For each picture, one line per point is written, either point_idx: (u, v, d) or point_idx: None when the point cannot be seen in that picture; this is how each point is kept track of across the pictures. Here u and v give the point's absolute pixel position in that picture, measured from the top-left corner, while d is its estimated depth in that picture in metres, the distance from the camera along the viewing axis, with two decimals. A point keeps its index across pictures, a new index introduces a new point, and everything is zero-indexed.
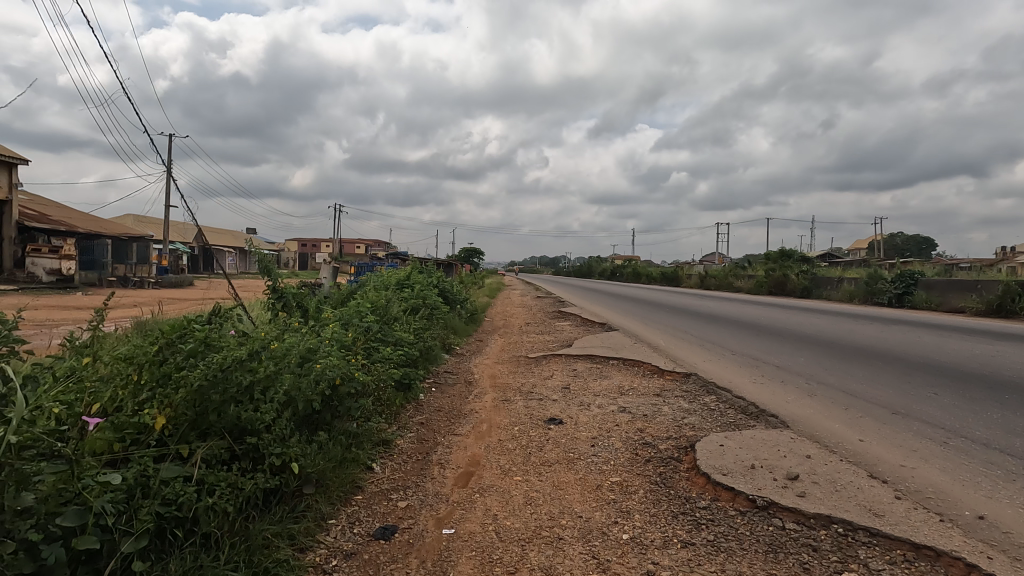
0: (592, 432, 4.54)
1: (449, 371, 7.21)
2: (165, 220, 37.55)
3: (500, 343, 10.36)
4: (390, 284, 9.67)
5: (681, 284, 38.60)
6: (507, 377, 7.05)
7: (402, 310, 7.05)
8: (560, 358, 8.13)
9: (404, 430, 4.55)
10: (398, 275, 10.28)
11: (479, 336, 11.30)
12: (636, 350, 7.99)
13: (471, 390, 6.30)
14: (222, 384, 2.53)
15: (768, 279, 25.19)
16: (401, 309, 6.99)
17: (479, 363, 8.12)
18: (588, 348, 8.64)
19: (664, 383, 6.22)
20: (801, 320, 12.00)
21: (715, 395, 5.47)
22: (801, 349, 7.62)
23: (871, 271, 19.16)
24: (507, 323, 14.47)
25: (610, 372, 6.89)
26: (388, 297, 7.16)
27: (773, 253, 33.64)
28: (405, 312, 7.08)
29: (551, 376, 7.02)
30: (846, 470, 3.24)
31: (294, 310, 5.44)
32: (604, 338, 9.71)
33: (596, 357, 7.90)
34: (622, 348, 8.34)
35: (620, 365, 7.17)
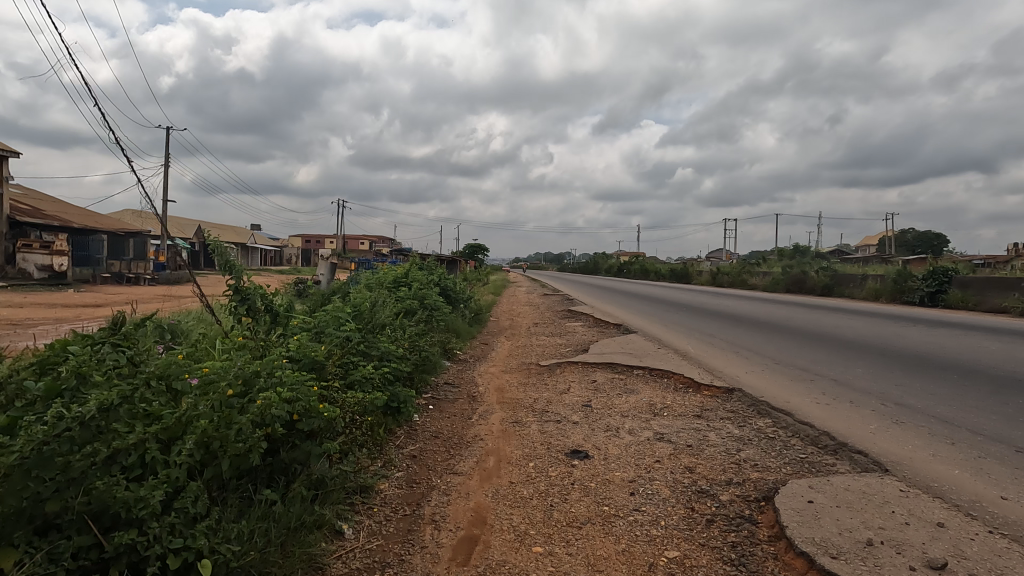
0: (628, 472, 3.58)
1: (450, 383, 6.28)
2: (164, 216, 36.78)
3: (507, 348, 9.38)
4: (385, 283, 8.70)
5: (692, 281, 37.52)
6: (517, 390, 6.10)
7: (395, 314, 6.08)
8: (575, 366, 7.18)
9: (389, 470, 3.59)
10: (394, 273, 9.30)
11: (484, 339, 10.33)
12: (664, 358, 7.01)
13: (474, 408, 5.37)
14: (63, 449, 1.69)
15: (785, 276, 24.11)
16: (393, 313, 6.02)
17: (483, 372, 7.18)
18: (607, 355, 7.68)
19: (703, 402, 5.24)
20: (835, 322, 10.99)
21: (771, 420, 4.50)
22: (853, 358, 6.64)
23: (899, 269, 18.07)
24: (514, 323, 13.52)
25: (636, 387, 5.91)
26: (378, 298, 6.22)
27: (788, 249, 32.48)
28: (397, 316, 6.11)
29: (568, 389, 6.06)
30: (1008, 553, 2.29)
31: (263, 316, 4.49)
32: (622, 342, 8.74)
33: (617, 365, 6.94)
34: (646, 355, 7.37)
35: (647, 378, 6.21)
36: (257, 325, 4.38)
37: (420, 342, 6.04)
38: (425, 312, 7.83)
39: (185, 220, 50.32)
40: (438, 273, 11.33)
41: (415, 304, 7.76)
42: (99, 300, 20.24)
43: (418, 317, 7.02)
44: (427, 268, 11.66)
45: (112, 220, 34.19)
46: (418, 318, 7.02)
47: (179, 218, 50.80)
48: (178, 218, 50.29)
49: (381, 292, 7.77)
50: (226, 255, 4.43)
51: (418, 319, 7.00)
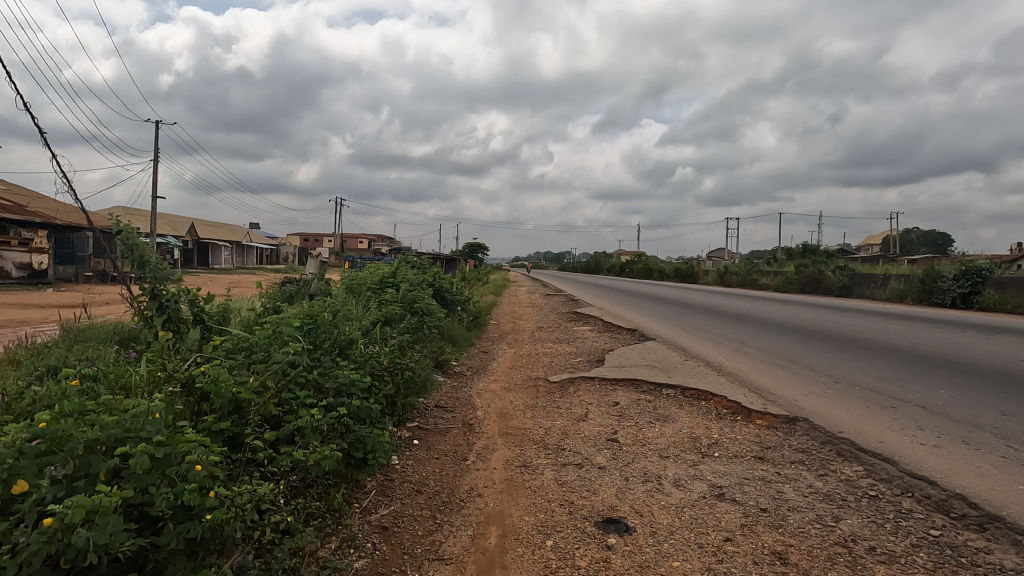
0: (692, 560, 2.49)
1: (442, 406, 5.20)
2: (153, 215, 35.65)
3: (509, 358, 8.26)
4: (370, 288, 7.56)
5: (698, 281, 36.38)
6: (523, 416, 4.97)
7: (373, 325, 4.94)
8: (590, 382, 6.09)
9: (346, 560, 2.49)
10: (381, 273, 8.15)
11: (483, 347, 9.20)
12: (696, 375, 5.90)
13: (469, 442, 4.28)
14: None
15: (799, 276, 23.01)
16: (369, 323, 4.89)
17: (482, 390, 6.10)
18: (628, 368, 6.58)
19: (761, 437, 4.16)
20: (872, 326, 9.91)
21: (863, 468, 3.42)
22: (924, 374, 5.58)
23: (926, 269, 16.95)
24: (517, 326, 12.42)
25: (673, 415, 4.80)
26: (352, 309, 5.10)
27: (798, 249, 31.37)
28: (376, 326, 4.98)
29: (586, 415, 4.94)
30: None
31: (190, 333, 3.39)
32: (641, 351, 7.67)
33: (642, 381, 5.86)
34: (674, 368, 6.31)
35: (681, 404, 5.11)
36: (181, 344, 3.26)
37: (404, 359, 4.91)
38: (414, 320, 6.69)
39: (178, 218, 49.12)
40: (434, 274, 10.19)
41: (400, 312, 6.61)
42: (74, 301, 19.00)
43: (406, 326, 5.86)
44: (420, 267, 10.53)
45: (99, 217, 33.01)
46: (405, 326, 5.86)
47: (171, 216, 49.61)
48: (172, 216, 49.09)
49: (361, 301, 6.60)
50: (140, 249, 3.30)
51: (405, 328, 5.85)
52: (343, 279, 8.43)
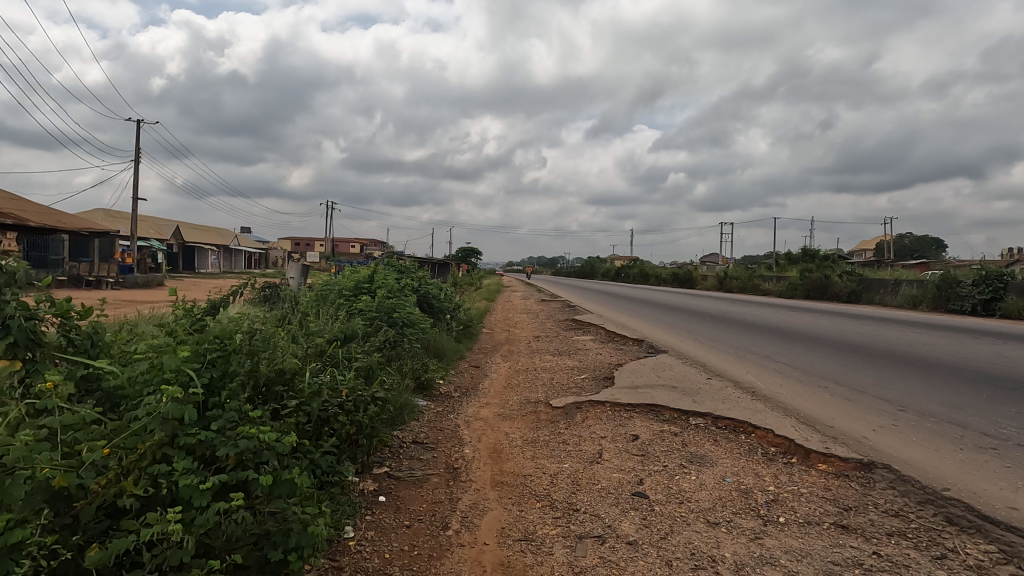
0: None
1: (421, 443, 4.21)
2: (134, 217, 34.45)
3: (503, 374, 7.26)
4: (342, 297, 6.53)
5: (696, 286, 35.65)
6: (521, 458, 3.99)
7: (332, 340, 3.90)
8: (599, 407, 5.12)
9: None
10: (356, 278, 7.12)
11: (475, 361, 8.21)
12: (727, 402, 4.94)
13: (452, 498, 3.28)
14: None
15: (804, 281, 22.21)
16: (325, 339, 3.85)
17: (471, 417, 5.10)
18: (642, 389, 5.61)
19: (832, 492, 3.19)
20: (901, 337, 9.07)
21: (997, 550, 2.50)
22: (1000, 400, 4.69)
23: (940, 274, 16.23)
24: (512, 335, 11.46)
25: (710, 458, 3.83)
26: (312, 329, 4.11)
27: (799, 253, 30.65)
28: (336, 346, 3.94)
29: (601, 455, 3.96)
30: None
31: (49, 364, 2.36)
32: (654, 367, 6.71)
33: (663, 409, 4.90)
34: (699, 390, 5.36)
35: (716, 441, 4.15)
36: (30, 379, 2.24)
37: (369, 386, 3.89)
38: (391, 333, 5.67)
39: (164, 220, 47.85)
40: (420, 278, 9.19)
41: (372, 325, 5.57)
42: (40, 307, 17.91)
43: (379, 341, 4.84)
44: (404, 271, 9.52)
45: (76, 220, 31.79)
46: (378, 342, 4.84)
47: (156, 219, 48.34)
48: (157, 219, 47.79)
49: (326, 313, 5.58)
50: None
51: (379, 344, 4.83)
52: (314, 286, 7.42)
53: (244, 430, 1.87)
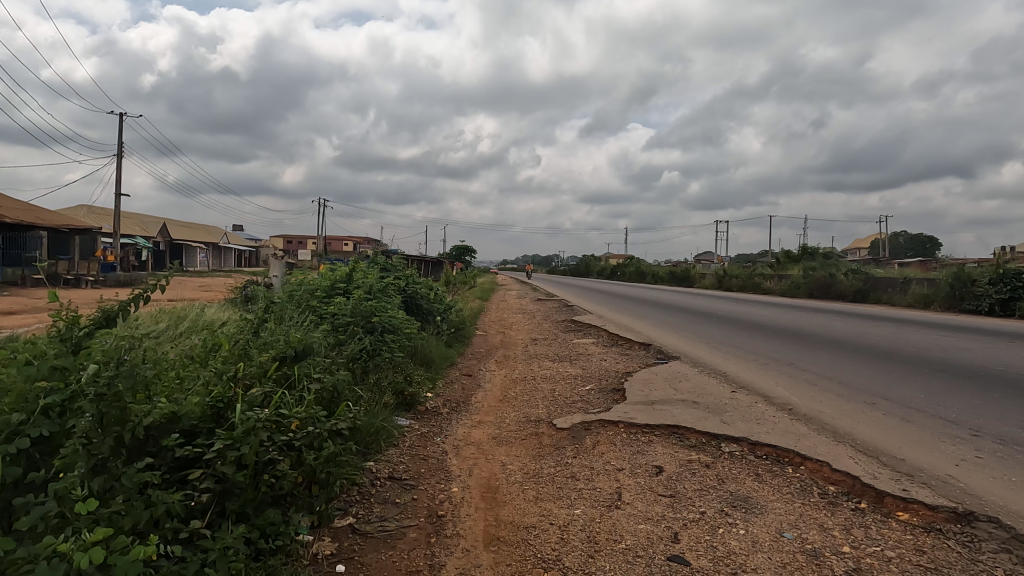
0: None
1: (400, 481, 3.43)
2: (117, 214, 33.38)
3: (498, 385, 6.49)
4: (313, 300, 5.72)
5: (693, 285, 35.03)
6: (521, 500, 3.23)
7: (283, 357, 3.15)
8: (610, 429, 4.36)
9: None
10: (331, 277, 6.32)
11: (467, 370, 7.44)
12: (761, 423, 4.21)
13: (435, 566, 2.50)
14: None
15: (807, 279, 21.59)
16: (272, 354, 3.11)
17: (460, 442, 4.32)
18: (659, 405, 4.86)
19: (929, 557, 2.45)
20: (930, 340, 8.38)
21: None
22: None
23: (951, 273, 15.67)
24: (508, 338, 10.68)
25: (758, 502, 3.07)
26: (261, 347, 3.38)
27: (799, 252, 30.12)
28: (287, 365, 3.19)
29: (619, 497, 3.21)
30: None
31: None
32: (668, 377, 5.97)
33: (688, 433, 4.15)
34: (728, 410, 4.61)
35: (759, 477, 3.41)
36: None
37: (331, 415, 3.15)
38: (367, 342, 4.89)
39: (151, 217, 46.65)
40: (407, 277, 8.39)
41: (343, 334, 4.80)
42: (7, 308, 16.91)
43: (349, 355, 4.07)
44: (390, 270, 8.69)
45: (56, 216, 30.69)
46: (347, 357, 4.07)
47: (142, 215, 47.14)
48: (141, 214, 46.43)
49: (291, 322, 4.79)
50: None
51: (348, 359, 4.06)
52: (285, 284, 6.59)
53: (55, 545, 1.47)
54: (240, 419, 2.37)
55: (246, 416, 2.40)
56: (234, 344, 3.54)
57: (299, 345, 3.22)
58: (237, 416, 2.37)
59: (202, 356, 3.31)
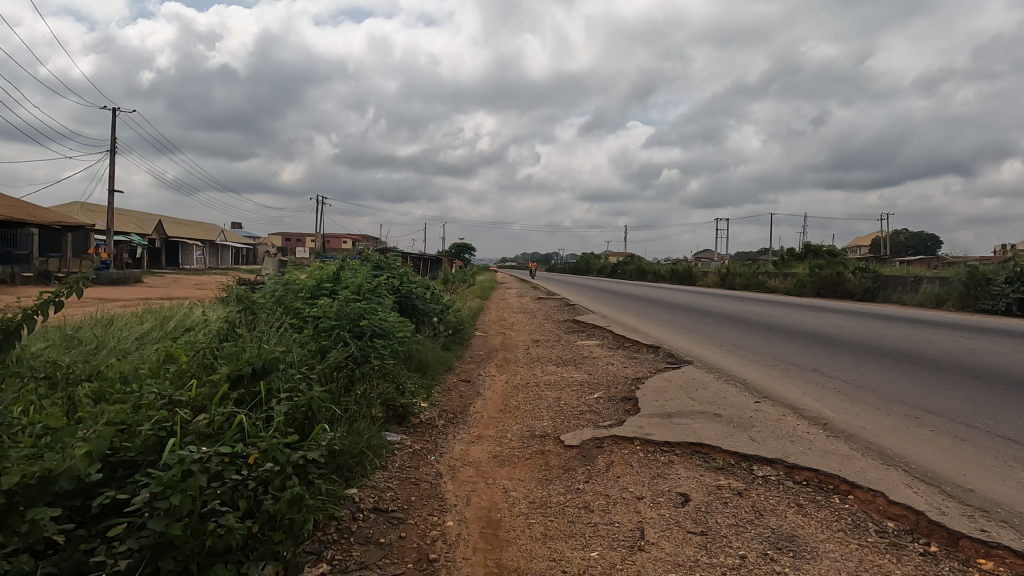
0: None
1: (387, 513, 2.96)
2: (111, 211, 32.86)
3: (497, 393, 6.00)
4: (298, 303, 5.23)
5: (695, 283, 34.58)
6: (527, 537, 2.76)
7: (239, 375, 2.69)
8: (625, 446, 3.89)
9: None
10: (318, 277, 5.83)
11: (465, 374, 6.98)
12: (795, 441, 3.74)
13: None
14: None
15: (814, 278, 21.13)
16: (227, 372, 2.66)
17: (456, 461, 3.86)
18: (678, 419, 4.37)
19: None
20: (955, 342, 7.93)
21: None
22: None
23: (963, 271, 15.25)
24: (508, 339, 10.24)
25: (807, 543, 2.60)
26: (221, 362, 2.94)
27: (802, 250, 29.70)
28: (246, 383, 2.73)
29: (642, 535, 2.74)
30: None
31: None
32: (684, 385, 5.49)
33: (714, 453, 3.67)
34: (755, 424, 4.16)
35: (802, 509, 2.94)
36: None
37: (301, 439, 2.71)
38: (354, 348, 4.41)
39: (146, 214, 46.07)
40: (401, 276, 7.87)
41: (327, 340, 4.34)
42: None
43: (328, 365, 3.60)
44: (384, 267, 8.17)
45: (48, 213, 30.19)
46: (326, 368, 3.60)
47: (138, 212, 46.57)
48: (137, 211, 45.88)
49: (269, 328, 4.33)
50: None
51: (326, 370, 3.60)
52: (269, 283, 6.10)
53: None
54: (175, 458, 1.91)
55: (181, 452, 1.94)
56: (196, 356, 3.10)
57: (261, 358, 2.76)
58: (169, 455, 1.91)
59: (158, 373, 2.88)
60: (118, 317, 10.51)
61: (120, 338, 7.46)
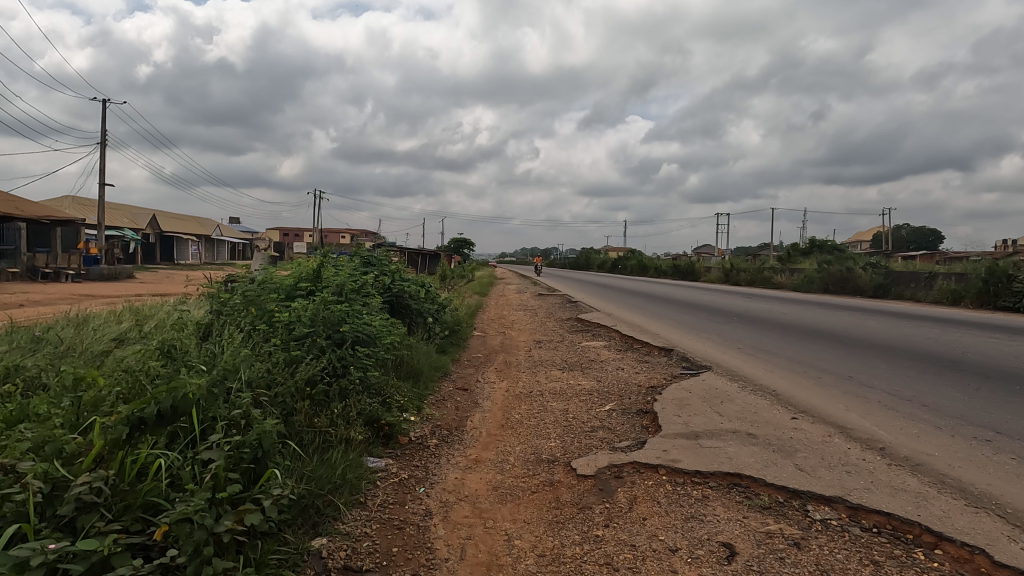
0: None
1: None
2: (101, 205, 32.15)
3: (498, 404, 5.41)
4: (269, 302, 4.61)
5: (697, 279, 34.02)
6: None
7: (140, 420, 2.06)
8: (650, 477, 3.29)
9: None
10: (296, 274, 5.22)
11: (462, 381, 6.38)
12: (853, 473, 3.14)
13: None
14: None
15: (823, 273, 20.57)
16: (127, 414, 2.04)
17: (451, 495, 3.25)
18: (707, 441, 3.76)
19: None
20: (989, 345, 7.39)
21: None
22: None
23: (981, 267, 14.71)
24: (509, 340, 9.63)
25: None
26: (142, 389, 2.29)
27: (807, 245, 29.16)
28: (155, 428, 2.08)
29: None
30: None
31: None
32: (706, 398, 4.90)
33: (755, 487, 3.09)
34: (799, 448, 3.58)
35: (880, 569, 2.33)
36: None
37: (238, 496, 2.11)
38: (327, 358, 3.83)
39: (139, 207, 45.21)
40: (393, 274, 7.25)
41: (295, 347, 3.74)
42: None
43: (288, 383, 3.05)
44: (373, 263, 7.51)
45: (37, 207, 29.51)
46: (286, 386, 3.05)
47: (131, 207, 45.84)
48: (130, 205, 45.18)
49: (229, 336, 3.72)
50: None
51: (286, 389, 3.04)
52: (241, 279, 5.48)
53: None
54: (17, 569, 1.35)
55: None
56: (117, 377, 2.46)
57: (170, 395, 2.12)
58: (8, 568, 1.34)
59: (63, 401, 2.28)
60: (92, 316, 9.82)
61: (87, 338, 6.82)
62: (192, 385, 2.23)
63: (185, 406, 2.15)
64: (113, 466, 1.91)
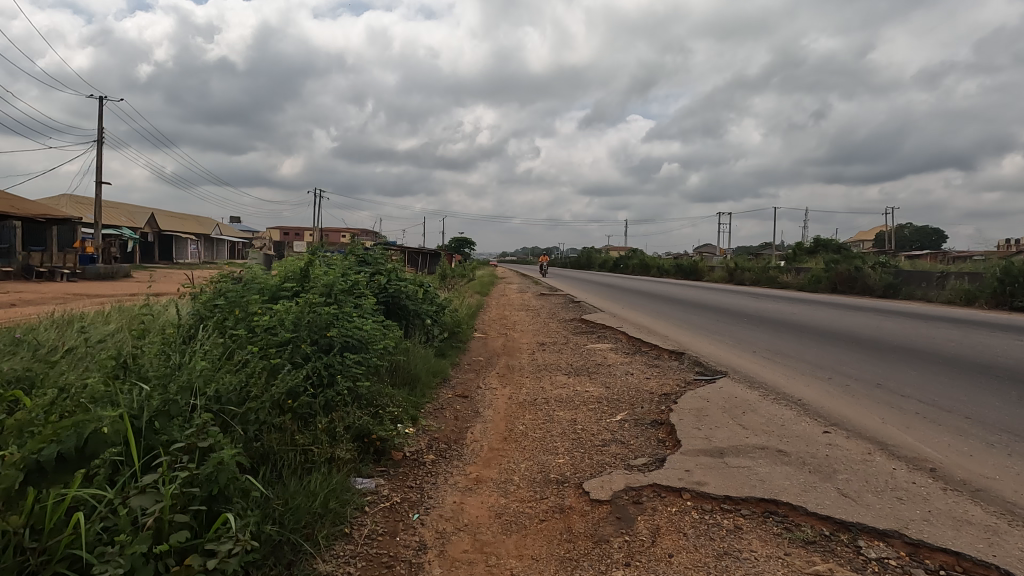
0: None
1: None
2: (98, 203, 31.79)
3: (500, 413, 5.03)
4: (252, 305, 4.23)
5: (701, 278, 33.63)
6: None
7: (37, 466, 1.68)
8: (673, 503, 2.92)
9: None
10: (283, 273, 4.84)
11: (462, 387, 6.00)
12: (905, 500, 2.76)
13: None
14: None
15: (830, 272, 20.18)
16: (22, 457, 1.66)
17: (449, 524, 2.86)
18: (733, 460, 3.38)
19: None
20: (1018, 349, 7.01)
21: None
22: None
23: (996, 266, 14.32)
24: (511, 342, 9.27)
25: None
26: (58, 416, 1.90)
27: (812, 244, 28.80)
28: (54, 476, 1.71)
29: None
30: None
31: None
32: (726, 409, 4.51)
33: (795, 517, 2.71)
34: (838, 469, 3.20)
35: None
36: None
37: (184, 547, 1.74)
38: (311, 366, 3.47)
39: (137, 206, 44.88)
40: (389, 273, 6.86)
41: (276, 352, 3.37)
42: None
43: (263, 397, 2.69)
44: (369, 262, 7.12)
45: (33, 206, 29.18)
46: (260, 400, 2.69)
47: (129, 205, 45.47)
48: (129, 204, 44.83)
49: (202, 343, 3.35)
50: None
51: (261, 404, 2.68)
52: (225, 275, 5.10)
53: None
54: None
55: None
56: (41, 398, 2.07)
57: (77, 433, 1.75)
58: None
59: None
60: (78, 316, 9.43)
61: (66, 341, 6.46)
62: (107, 418, 1.84)
63: (96, 445, 1.79)
64: (16, 521, 1.55)
